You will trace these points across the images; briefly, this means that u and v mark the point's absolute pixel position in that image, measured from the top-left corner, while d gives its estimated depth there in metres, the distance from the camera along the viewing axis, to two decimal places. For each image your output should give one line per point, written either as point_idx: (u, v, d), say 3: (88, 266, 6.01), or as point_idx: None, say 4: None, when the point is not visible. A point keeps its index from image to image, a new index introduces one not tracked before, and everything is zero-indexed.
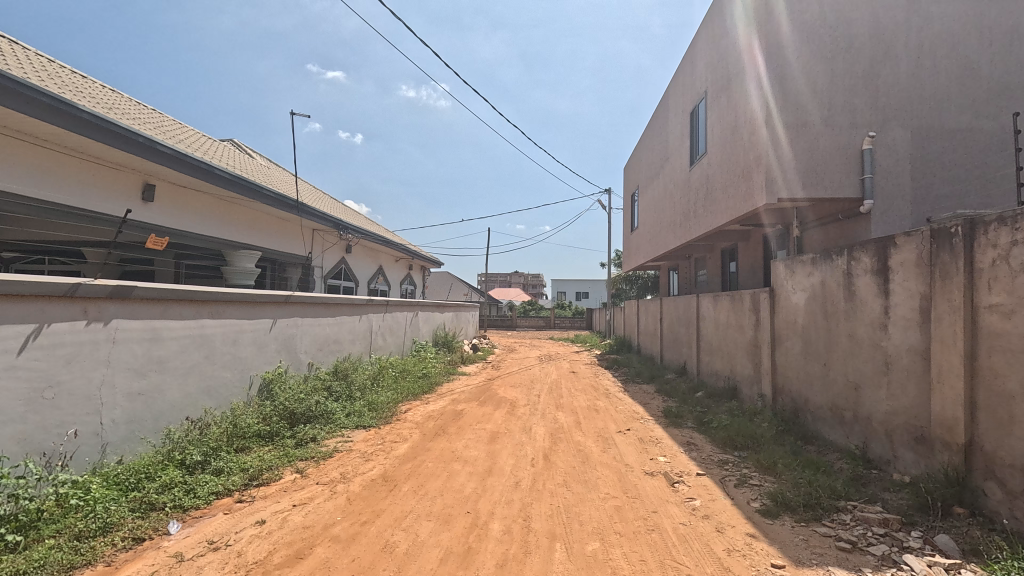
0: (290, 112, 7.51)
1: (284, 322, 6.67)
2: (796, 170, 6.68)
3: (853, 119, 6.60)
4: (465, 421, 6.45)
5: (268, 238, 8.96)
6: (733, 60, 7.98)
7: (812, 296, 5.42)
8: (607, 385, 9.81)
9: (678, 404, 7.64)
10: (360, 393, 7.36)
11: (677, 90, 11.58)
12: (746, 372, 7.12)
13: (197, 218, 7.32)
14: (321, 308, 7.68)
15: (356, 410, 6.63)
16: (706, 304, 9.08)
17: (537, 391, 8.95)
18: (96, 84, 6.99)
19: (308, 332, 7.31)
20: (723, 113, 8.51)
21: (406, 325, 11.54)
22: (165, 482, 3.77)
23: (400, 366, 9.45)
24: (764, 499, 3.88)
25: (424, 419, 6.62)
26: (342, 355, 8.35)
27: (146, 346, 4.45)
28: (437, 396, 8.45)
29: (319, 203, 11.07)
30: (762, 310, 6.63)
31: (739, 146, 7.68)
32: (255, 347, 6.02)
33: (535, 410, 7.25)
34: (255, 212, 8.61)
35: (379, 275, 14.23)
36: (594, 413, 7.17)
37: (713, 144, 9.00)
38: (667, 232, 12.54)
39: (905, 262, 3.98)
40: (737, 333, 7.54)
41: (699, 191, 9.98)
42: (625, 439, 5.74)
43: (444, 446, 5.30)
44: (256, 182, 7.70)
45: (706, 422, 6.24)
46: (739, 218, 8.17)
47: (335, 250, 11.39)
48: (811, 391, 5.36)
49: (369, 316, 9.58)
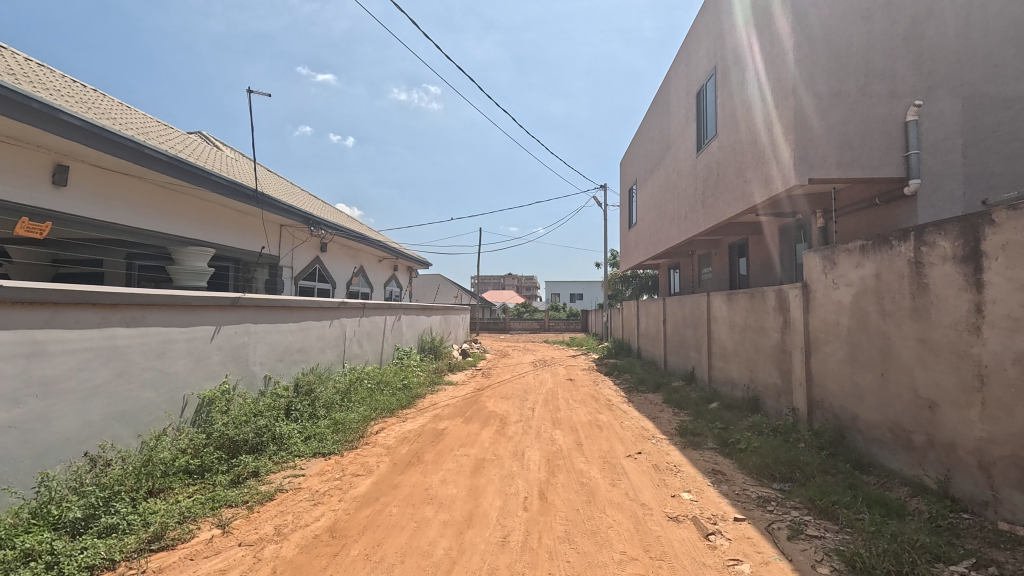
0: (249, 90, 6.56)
1: (231, 329, 5.64)
2: (830, 147, 5.73)
3: (893, 86, 5.68)
4: (445, 445, 5.43)
5: (223, 234, 7.93)
6: (751, 25, 6.99)
7: (862, 292, 4.47)
8: (608, 395, 8.82)
9: (692, 418, 6.68)
10: (323, 412, 6.31)
11: (680, 69, 10.59)
12: (772, 382, 6.17)
13: (128, 208, 6.28)
14: (281, 313, 6.65)
15: (317, 432, 5.63)
16: (718, 304, 8.13)
17: (531, 403, 7.93)
18: (8, 52, 5.91)
19: (264, 340, 6.27)
20: (737, 89, 7.55)
21: (387, 330, 10.51)
22: (18, 556, 2.74)
23: (377, 377, 8.43)
24: (832, 560, 2.93)
25: (397, 443, 5.61)
26: (308, 366, 7.32)
27: (25, 363, 3.43)
28: (418, 411, 7.45)
29: (289, 196, 10.04)
30: (792, 309, 5.69)
31: (760, 123, 6.71)
32: (191, 360, 5.00)
33: (529, 428, 6.25)
34: (206, 203, 7.59)
35: (359, 276, 13.20)
36: (597, 431, 6.18)
37: (724, 124, 8.03)
38: (669, 226, 11.60)
39: (1009, 246, 3.06)
40: (758, 337, 6.61)
41: (707, 179, 9.01)
42: (636, 467, 4.75)
43: (417, 483, 4.28)
44: (203, 167, 6.70)
45: (730, 443, 5.28)
46: (758, 206, 7.20)
47: (307, 248, 10.36)
48: (863, 408, 4.43)
49: (342, 321, 8.53)
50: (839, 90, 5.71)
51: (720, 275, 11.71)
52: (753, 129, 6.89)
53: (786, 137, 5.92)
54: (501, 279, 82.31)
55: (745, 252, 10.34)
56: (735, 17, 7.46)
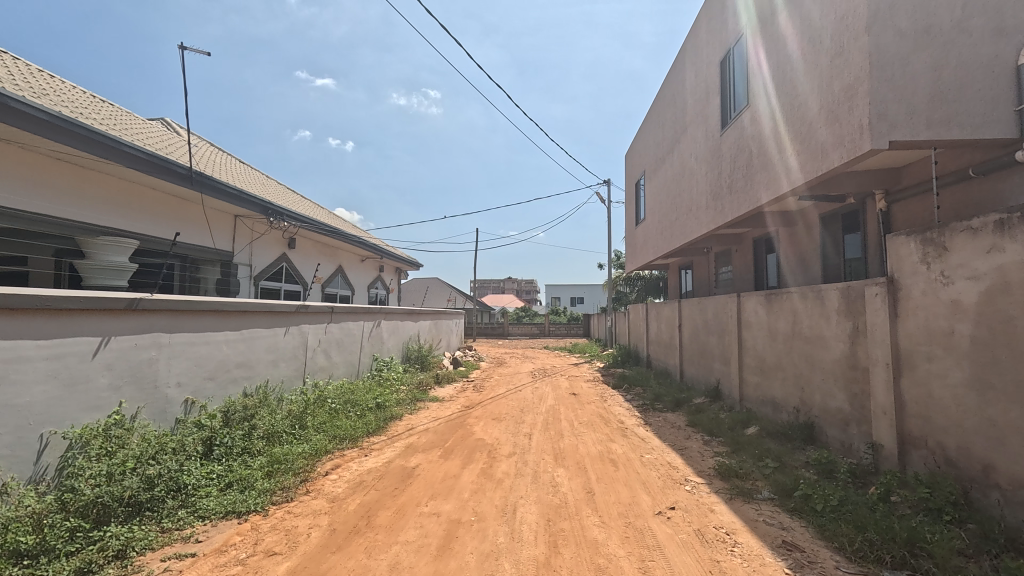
0: (180, 44, 5.20)
1: (130, 340, 4.27)
2: (917, 100, 4.37)
3: (999, 21, 4.32)
4: (410, 496, 4.05)
5: (153, 221, 6.57)
6: (763, 15, 6.59)
7: (999, 289, 3.12)
8: (619, 415, 7.44)
9: (729, 451, 5.30)
10: (260, 447, 4.90)
11: (699, 36, 9.22)
12: (836, 407, 4.80)
13: (6, 183, 4.88)
14: (212, 318, 5.27)
15: (240, 480, 4.24)
16: (753, 307, 6.76)
17: (528, 428, 6.54)
18: None
19: (185, 354, 4.90)
20: (778, 47, 6.22)
21: (363, 339, 9.15)
22: None
23: (343, 396, 7.05)
24: None
25: (348, 491, 4.23)
26: (252, 385, 5.93)
27: None
28: (388, 438, 6.09)
29: (247, 183, 8.69)
30: (868, 313, 4.33)
31: (816, 78, 5.29)
32: (56, 386, 3.64)
33: (523, 467, 4.87)
34: (128, 184, 6.23)
35: (336, 277, 11.84)
36: (611, 470, 4.79)
37: (761, 91, 6.67)
38: (684, 218, 10.27)
39: None
40: (812, 347, 5.25)
41: (733, 161, 7.67)
42: (672, 536, 3.37)
43: (351, 572, 2.88)
44: (112, 134, 5.32)
45: (796, 495, 3.90)
46: (812, 185, 5.75)
47: (267, 244, 8.99)
48: (1005, 457, 3.06)
49: (303, 328, 7.14)
50: (927, 27, 4.36)
51: (742, 273, 10.37)
52: (806, 87, 5.50)
53: (856, 90, 4.57)
54: (500, 283, 80.38)
55: (775, 247, 9.00)
56: (747, 3, 7.12)
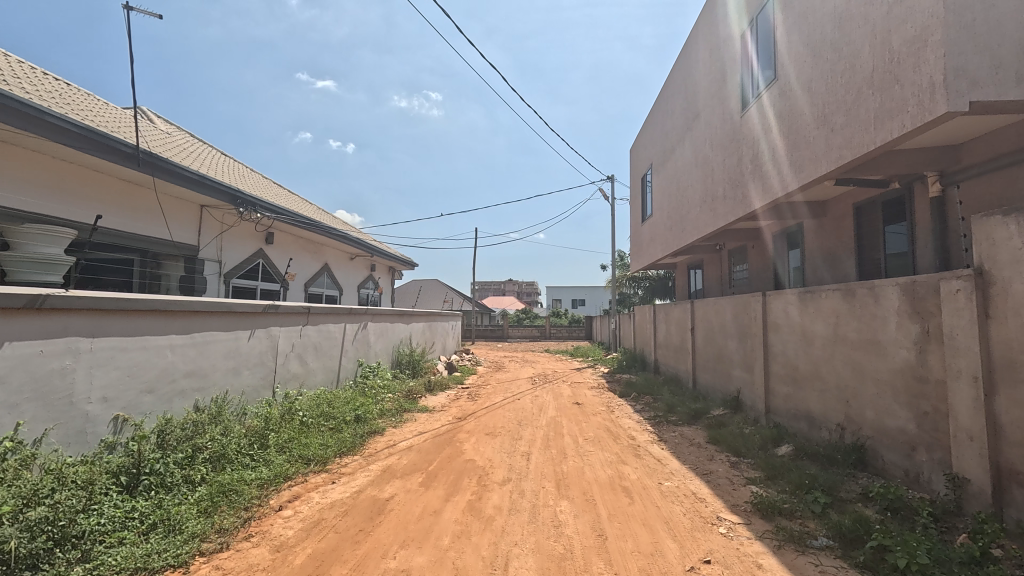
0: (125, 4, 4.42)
1: (32, 347, 3.45)
2: (1002, 52, 3.58)
3: None
4: (374, 544, 3.22)
5: (96, 209, 5.77)
6: None
7: None
8: (629, 429, 6.60)
9: (764, 477, 4.46)
10: (203, 474, 4.06)
11: (714, 10, 8.37)
12: (896, 427, 3.98)
13: None
14: (153, 319, 4.45)
15: (167, 521, 3.39)
16: (782, 308, 5.94)
17: (527, 446, 5.70)
18: None
19: (114, 361, 4.07)
20: (812, 8, 5.40)
21: (346, 344, 8.31)
22: None
23: (317, 408, 6.22)
24: None
25: (300, 536, 3.38)
26: (205, 396, 5.10)
27: None
28: (364, 459, 5.26)
29: (217, 170, 7.88)
30: (943, 314, 3.51)
31: (865, 36, 4.48)
32: None
33: (518, 498, 4.04)
34: (64, 166, 5.42)
35: (321, 277, 11.02)
36: (624, 504, 3.95)
37: (791, 60, 5.83)
38: (696, 211, 9.44)
39: None
40: (862, 354, 4.43)
41: (757, 144, 6.83)
42: None
43: None
44: (34, 102, 4.46)
45: (866, 544, 3.07)
46: (854, 165, 4.94)
47: (239, 239, 8.20)
48: None
49: (273, 331, 6.32)
50: None
51: (760, 272, 9.54)
52: (852, 48, 4.69)
53: (924, 43, 3.75)
54: (501, 284, 79.53)
55: (799, 242, 8.19)
56: None
